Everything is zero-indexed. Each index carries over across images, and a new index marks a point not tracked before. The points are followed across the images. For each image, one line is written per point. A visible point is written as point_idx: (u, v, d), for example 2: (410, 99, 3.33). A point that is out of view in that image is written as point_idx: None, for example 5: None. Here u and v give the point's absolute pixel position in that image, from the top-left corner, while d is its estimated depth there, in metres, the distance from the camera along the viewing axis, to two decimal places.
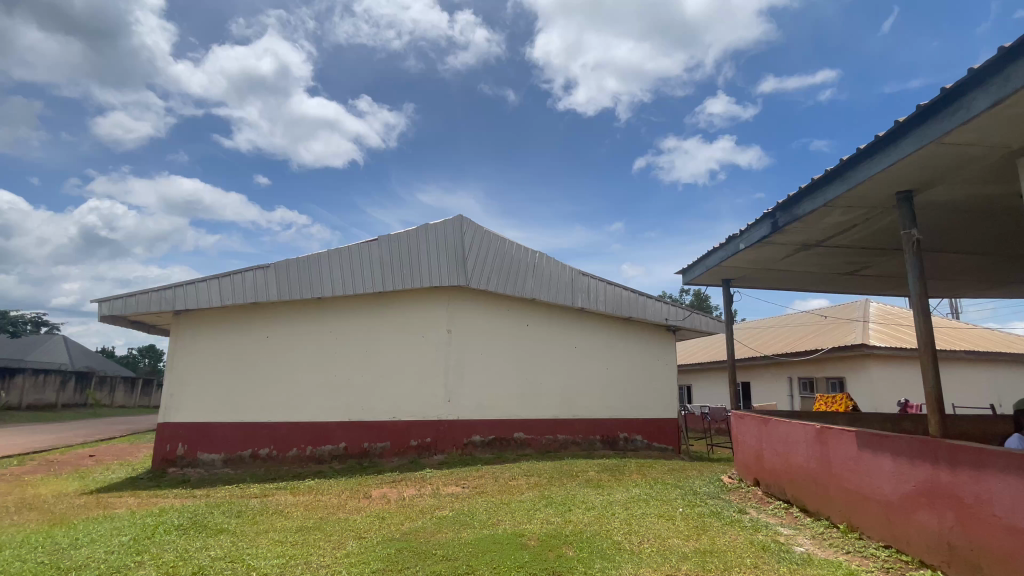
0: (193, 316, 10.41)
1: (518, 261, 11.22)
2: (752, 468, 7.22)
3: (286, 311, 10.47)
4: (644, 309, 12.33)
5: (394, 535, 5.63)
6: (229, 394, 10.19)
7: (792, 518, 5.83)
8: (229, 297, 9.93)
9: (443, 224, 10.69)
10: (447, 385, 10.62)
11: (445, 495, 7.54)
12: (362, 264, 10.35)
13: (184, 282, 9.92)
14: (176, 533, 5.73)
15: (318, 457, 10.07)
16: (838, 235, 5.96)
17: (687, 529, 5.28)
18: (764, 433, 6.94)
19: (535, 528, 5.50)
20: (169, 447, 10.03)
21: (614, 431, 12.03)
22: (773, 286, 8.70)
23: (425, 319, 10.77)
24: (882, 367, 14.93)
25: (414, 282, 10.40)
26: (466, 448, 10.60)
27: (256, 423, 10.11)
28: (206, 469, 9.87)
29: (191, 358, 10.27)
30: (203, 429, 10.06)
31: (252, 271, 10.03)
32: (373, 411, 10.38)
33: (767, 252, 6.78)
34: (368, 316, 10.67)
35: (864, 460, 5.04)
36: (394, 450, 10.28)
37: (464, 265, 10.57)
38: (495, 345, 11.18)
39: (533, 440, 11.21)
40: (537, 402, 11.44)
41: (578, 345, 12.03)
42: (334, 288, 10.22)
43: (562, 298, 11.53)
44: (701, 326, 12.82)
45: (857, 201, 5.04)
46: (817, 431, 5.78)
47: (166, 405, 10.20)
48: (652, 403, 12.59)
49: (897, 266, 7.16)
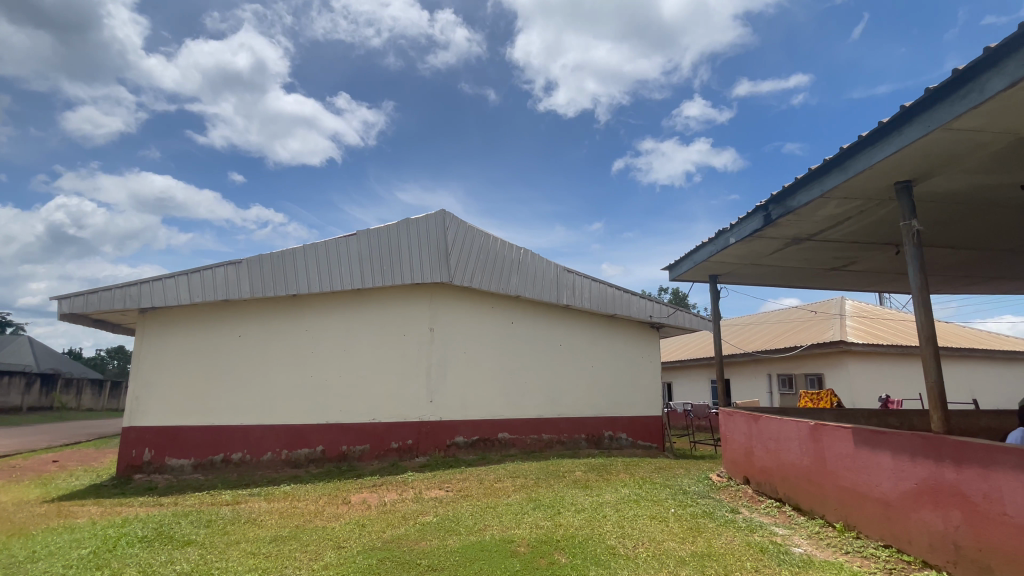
0: (160, 315, 9.86)
1: (502, 257, 10.98)
2: (741, 465, 7.12)
3: (261, 309, 10.03)
4: (629, 307, 12.20)
5: (376, 544, 5.32)
6: (199, 397, 9.69)
7: (786, 517, 5.72)
8: (200, 294, 9.44)
9: (425, 219, 10.38)
10: (430, 384, 10.31)
11: (428, 499, 7.24)
12: (341, 260, 9.98)
13: (151, 278, 9.39)
14: (140, 545, 5.32)
15: (294, 461, 9.67)
16: (832, 229, 5.88)
17: (682, 531, 5.10)
18: (753, 430, 6.84)
19: (525, 534, 5.26)
20: (134, 452, 9.48)
21: (599, 429, 11.88)
22: (759, 282, 8.63)
23: (407, 317, 10.44)
24: (860, 363, 15.14)
25: (396, 278, 10.07)
26: (449, 449, 10.32)
27: (228, 426, 9.64)
28: (174, 475, 9.37)
29: (158, 359, 9.73)
30: (171, 433, 9.55)
31: (224, 267, 9.56)
32: (352, 412, 10.01)
33: (758, 247, 6.67)
34: (347, 314, 10.28)
35: (862, 458, 4.95)
36: (375, 453, 9.94)
37: (447, 261, 10.27)
38: (479, 343, 10.91)
39: (517, 439, 10.99)
40: (522, 402, 11.21)
41: (563, 344, 11.84)
42: (312, 285, 9.82)
43: (548, 295, 11.34)
44: (686, 323, 12.76)
45: (855, 191, 4.96)
46: (811, 428, 5.70)
47: (130, 408, 9.64)
48: (637, 401, 12.48)
49: (884, 261, 7.14)
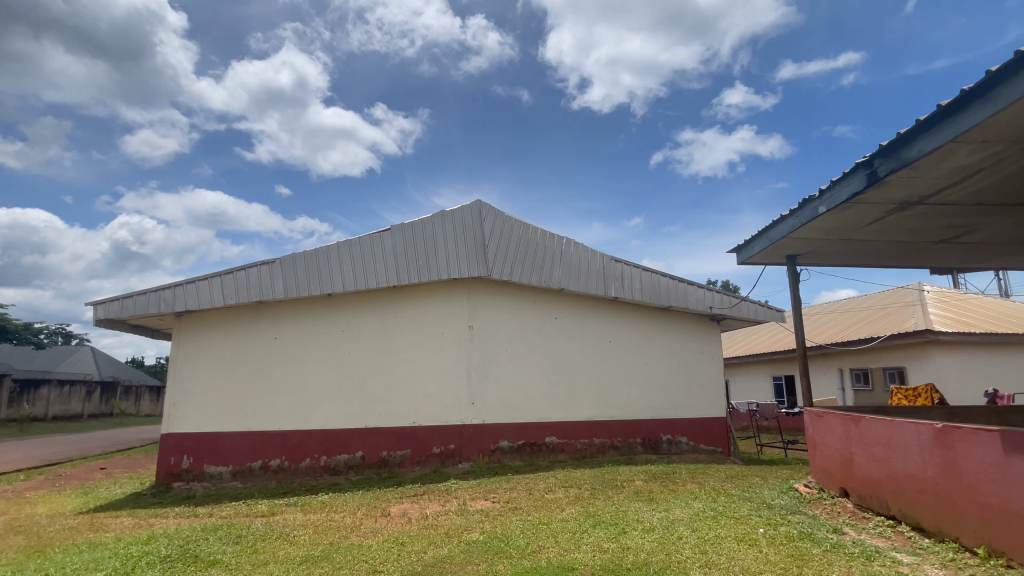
0: (196, 319, 9.62)
1: (544, 248, 10.19)
2: (837, 476, 6.08)
3: (296, 310, 9.65)
4: (686, 298, 11.15)
5: (416, 567, 4.64)
6: (236, 402, 9.38)
7: (906, 541, 4.71)
8: (233, 296, 9.14)
9: (461, 211, 9.75)
10: (471, 385, 9.65)
11: (473, 512, 6.54)
12: (375, 256, 9.47)
13: (184, 281, 9.15)
14: (161, 567, 4.85)
15: (333, 468, 9.20)
16: (955, 186, 4.83)
17: (781, 559, 4.18)
18: (853, 434, 5.79)
19: (587, 559, 4.47)
20: (174, 460, 9.24)
21: (656, 433, 10.91)
22: (844, 262, 7.53)
23: (445, 315, 9.83)
24: (949, 354, 13.51)
25: (432, 274, 9.48)
26: (493, 455, 9.62)
27: (265, 432, 9.27)
28: (213, 483, 9.05)
29: (195, 364, 9.49)
30: (209, 439, 9.26)
31: (257, 267, 9.23)
32: (391, 416, 9.48)
33: (853, 216, 5.65)
34: (382, 314, 9.77)
35: (1012, 467, 3.91)
36: (415, 458, 9.36)
37: (485, 254, 9.59)
38: (522, 341, 10.18)
39: (566, 444, 10.17)
40: (570, 403, 10.40)
41: (612, 339, 10.94)
42: (345, 284, 9.35)
43: (594, 287, 10.46)
44: (750, 314, 11.60)
45: (998, 131, 3.95)
46: (935, 431, 4.66)
47: (169, 414, 9.43)
48: (696, 402, 11.44)
49: (1007, 228, 5.97)
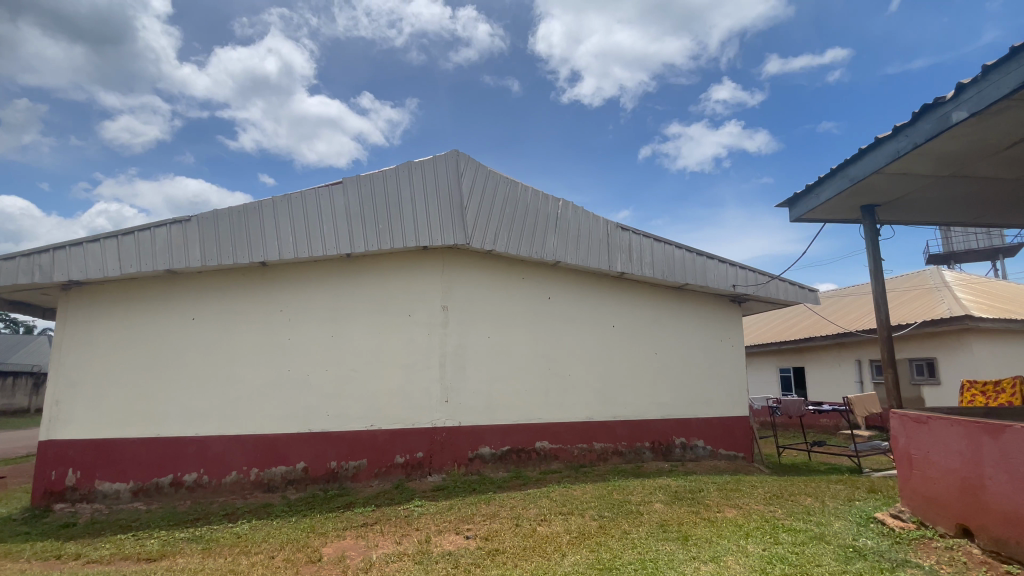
0: (88, 292, 7.50)
1: (536, 211, 8.24)
2: (952, 507, 4.30)
3: (221, 284, 7.60)
4: (705, 275, 9.32)
5: None
6: (140, 400, 7.32)
7: None
8: (134, 263, 7.04)
9: (432, 162, 7.77)
10: (444, 380, 7.76)
11: (437, 559, 4.64)
12: (322, 216, 7.45)
13: (69, 241, 7.02)
14: None
15: (266, 484, 7.23)
16: None
17: None
18: (986, 451, 4.01)
19: None
20: (56, 475, 7.15)
21: (667, 436, 9.11)
22: (929, 216, 5.82)
23: (411, 292, 7.89)
24: (988, 343, 11.96)
25: (396, 240, 7.51)
26: (471, 465, 7.74)
27: (178, 438, 7.25)
28: (107, 504, 7.02)
29: (87, 352, 7.40)
30: (104, 448, 7.20)
31: (167, 227, 7.16)
32: (342, 418, 7.51)
33: (998, 126, 3.93)
34: (332, 290, 7.77)
35: None
36: (372, 470, 7.43)
37: (462, 216, 7.65)
38: (507, 326, 8.28)
39: (560, 450, 8.32)
40: (566, 400, 8.53)
41: (615, 323, 9.08)
42: (283, 252, 7.32)
43: (597, 260, 8.56)
44: (778, 294, 9.85)
45: None
46: None
47: (49, 416, 7.29)
48: (715, 398, 9.66)
49: None
